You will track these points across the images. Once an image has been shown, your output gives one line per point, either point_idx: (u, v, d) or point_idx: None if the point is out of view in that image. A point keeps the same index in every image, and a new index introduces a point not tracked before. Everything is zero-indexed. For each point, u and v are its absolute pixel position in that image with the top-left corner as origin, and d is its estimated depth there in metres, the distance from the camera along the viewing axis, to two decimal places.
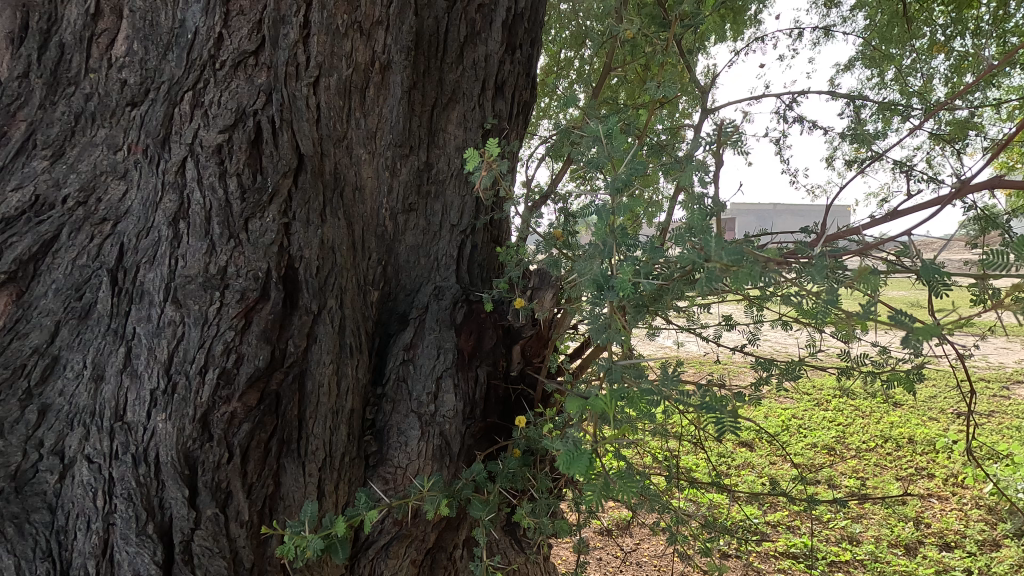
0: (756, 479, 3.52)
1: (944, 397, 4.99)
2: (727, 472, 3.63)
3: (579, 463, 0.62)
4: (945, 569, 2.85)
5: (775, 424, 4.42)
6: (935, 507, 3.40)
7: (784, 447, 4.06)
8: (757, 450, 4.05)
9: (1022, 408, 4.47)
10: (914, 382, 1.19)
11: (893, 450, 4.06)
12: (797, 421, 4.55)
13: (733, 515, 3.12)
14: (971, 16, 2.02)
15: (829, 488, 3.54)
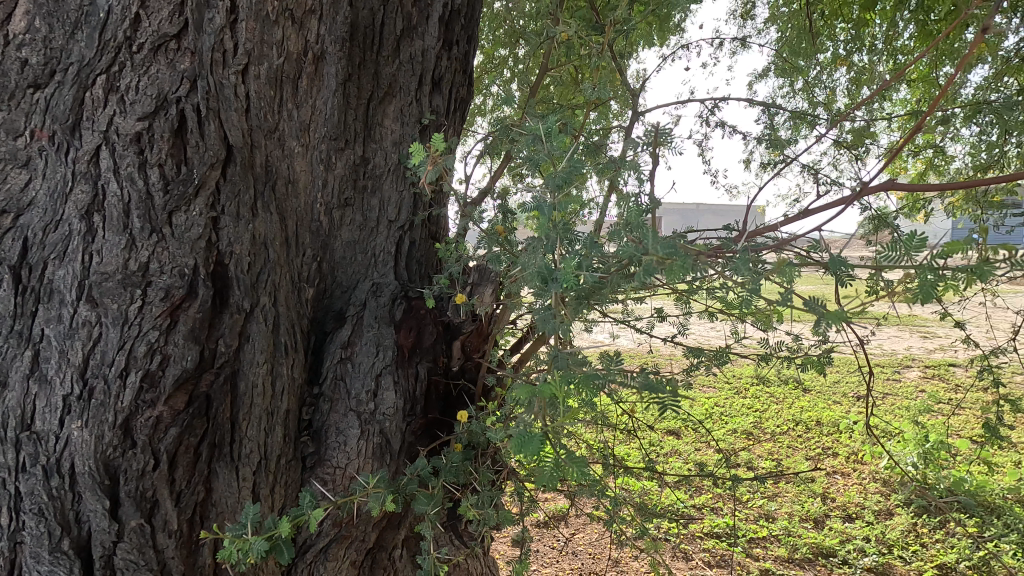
0: (682, 465, 3.72)
1: (846, 381, 5.47)
2: (655, 459, 3.82)
3: (530, 448, 0.65)
4: (848, 538, 3.13)
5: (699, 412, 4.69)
6: (840, 483, 3.73)
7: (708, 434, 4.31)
8: (684, 437, 4.28)
9: (910, 389, 4.99)
10: (825, 366, 1.28)
11: (803, 432, 4.40)
12: (720, 409, 4.83)
13: (663, 501, 3.28)
14: (867, 34, 2.23)
15: (747, 470, 3.79)
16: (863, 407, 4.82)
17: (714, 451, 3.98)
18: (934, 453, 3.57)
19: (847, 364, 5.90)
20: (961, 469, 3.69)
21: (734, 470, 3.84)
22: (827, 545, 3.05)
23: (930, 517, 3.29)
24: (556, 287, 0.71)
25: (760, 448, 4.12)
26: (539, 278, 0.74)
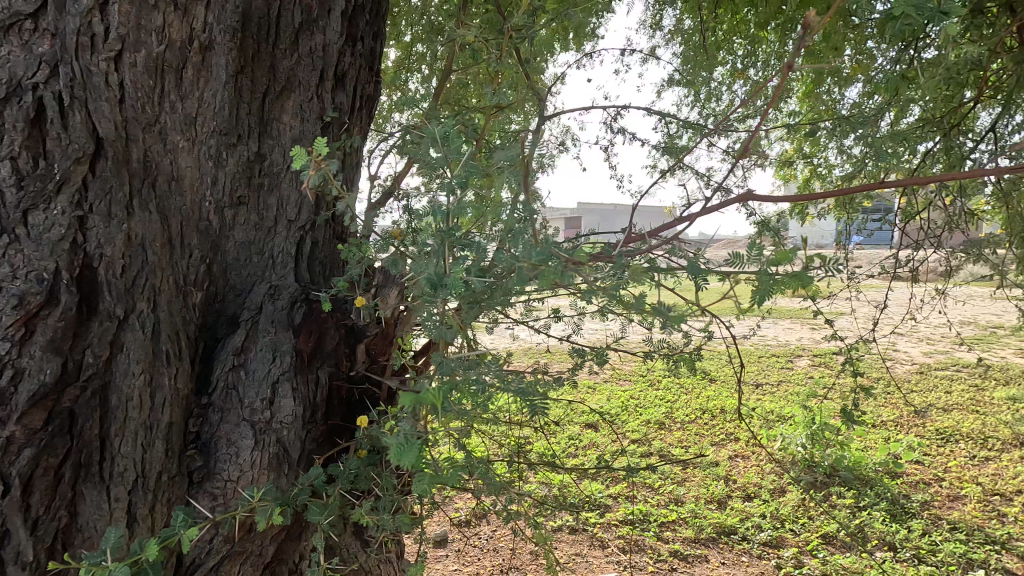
0: (598, 456, 3.88)
1: (747, 371, 5.92)
2: (574, 453, 3.97)
3: (410, 458, 0.65)
4: (747, 516, 3.39)
5: (615, 406, 4.91)
6: (740, 465, 4.03)
7: (623, 426, 4.53)
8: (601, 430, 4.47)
9: (801, 377, 5.48)
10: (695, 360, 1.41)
11: (709, 419, 4.72)
12: (634, 402, 5.07)
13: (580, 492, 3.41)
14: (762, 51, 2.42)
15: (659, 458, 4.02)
16: (761, 394, 5.23)
17: (629, 442, 4.19)
18: (819, 433, 3.94)
19: (747, 354, 6.38)
20: (842, 447, 4.11)
21: (647, 459, 4.04)
22: (729, 524, 3.29)
23: (815, 491, 3.64)
24: (445, 293, 0.72)
25: (671, 437, 4.38)
26: (430, 284, 0.75)
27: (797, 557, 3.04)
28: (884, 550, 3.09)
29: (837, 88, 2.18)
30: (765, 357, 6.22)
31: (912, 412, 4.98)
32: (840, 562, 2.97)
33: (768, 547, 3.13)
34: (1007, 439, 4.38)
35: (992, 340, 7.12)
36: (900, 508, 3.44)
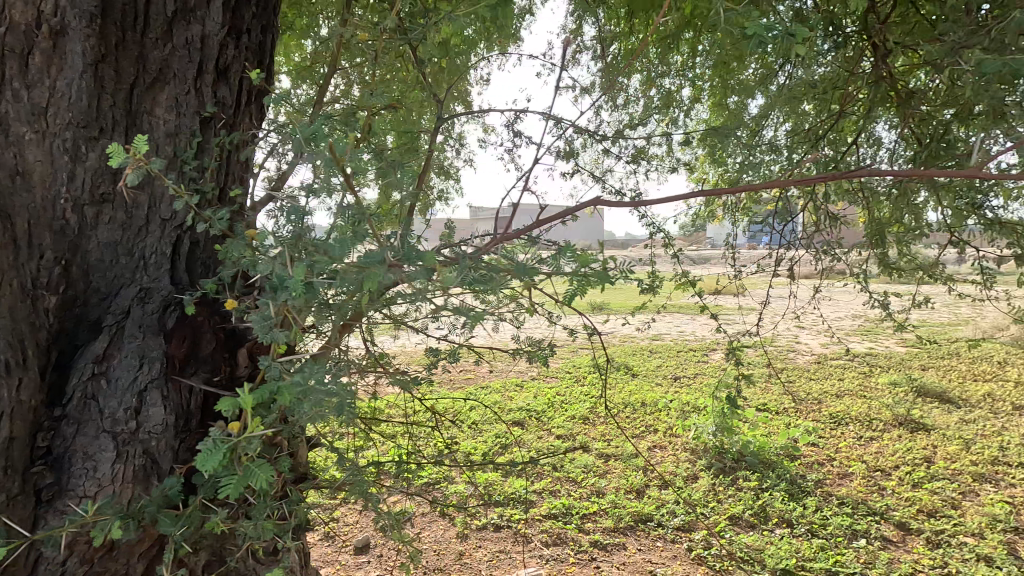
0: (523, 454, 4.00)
1: (667, 365, 6.23)
2: (500, 452, 4.10)
3: (212, 462, 0.70)
4: (662, 503, 3.57)
5: (542, 404, 5.08)
6: (658, 455, 4.24)
7: (550, 423, 4.70)
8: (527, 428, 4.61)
9: (715, 369, 5.83)
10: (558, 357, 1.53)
11: (630, 412, 4.94)
12: (561, 400, 5.24)
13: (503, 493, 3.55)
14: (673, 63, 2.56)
15: (582, 453, 4.16)
16: (679, 387, 5.53)
17: (553, 438, 4.34)
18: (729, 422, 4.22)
19: (669, 351, 6.73)
20: (748, 434, 4.41)
21: (571, 455, 4.18)
22: (645, 511, 3.45)
23: (724, 476, 3.89)
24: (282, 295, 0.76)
25: (595, 431, 4.54)
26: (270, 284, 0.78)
27: (706, 539, 3.23)
28: (782, 527, 3.34)
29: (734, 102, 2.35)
30: (684, 352, 6.60)
31: (810, 399, 5.42)
32: (744, 541, 3.18)
33: (681, 532, 3.30)
34: (890, 420, 4.86)
35: (881, 331, 7.89)
36: (798, 487, 3.74)
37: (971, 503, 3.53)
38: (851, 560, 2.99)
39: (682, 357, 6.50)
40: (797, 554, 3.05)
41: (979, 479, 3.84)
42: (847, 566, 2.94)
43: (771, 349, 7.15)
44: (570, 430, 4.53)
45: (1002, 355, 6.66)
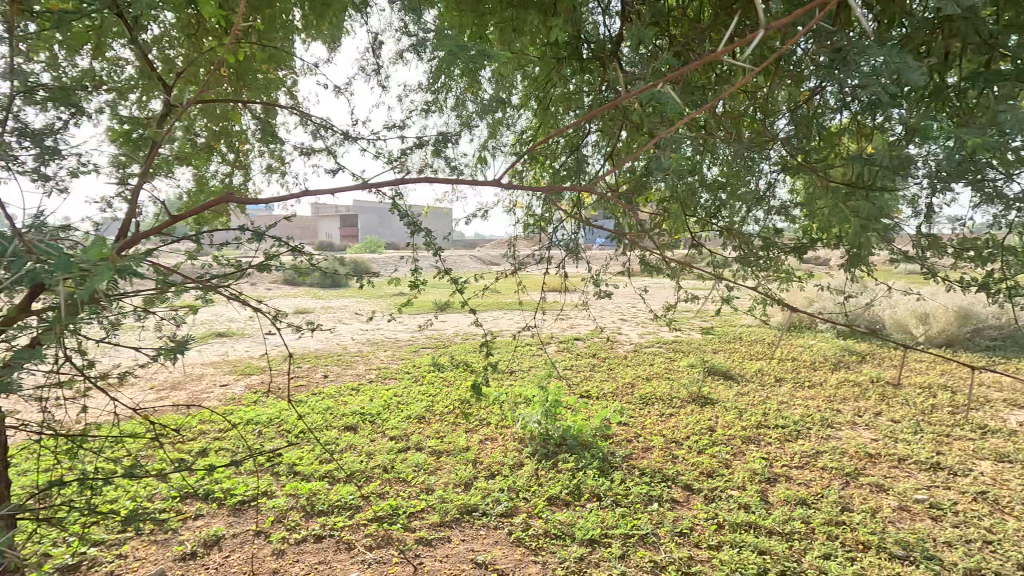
0: (353, 459, 4.04)
1: (503, 360, 6.60)
2: (328, 459, 4.07)
3: None
4: (488, 492, 3.71)
5: (377, 406, 5.06)
6: (489, 446, 4.42)
7: (384, 425, 4.73)
8: (360, 432, 4.57)
9: (545, 362, 6.32)
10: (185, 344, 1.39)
11: (465, 408, 5.13)
12: (398, 402, 5.23)
13: (327, 498, 3.52)
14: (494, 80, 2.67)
15: (415, 452, 4.22)
16: (513, 381, 5.85)
17: (386, 440, 4.38)
18: (551, 410, 4.53)
19: (507, 347, 7.08)
20: (570, 419, 4.75)
21: (403, 454, 4.18)
22: (471, 502, 3.55)
23: (546, 460, 4.18)
24: None
25: (429, 430, 4.64)
26: None
27: (525, 521, 3.42)
28: (593, 501, 3.68)
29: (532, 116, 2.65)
30: (521, 348, 7.01)
31: (625, 383, 6.10)
32: (559, 518, 3.42)
33: (504, 517, 3.46)
34: (686, 397, 5.63)
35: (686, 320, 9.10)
36: (608, 463, 4.14)
37: (739, 462, 4.21)
38: (645, 523, 3.37)
39: (518, 352, 6.94)
40: (602, 524, 3.37)
41: (747, 441, 4.60)
42: (641, 529, 3.31)
43: (596, 341, 7.90)
44: (404, 430, 4.59)
45: (770, 337, 8.09)
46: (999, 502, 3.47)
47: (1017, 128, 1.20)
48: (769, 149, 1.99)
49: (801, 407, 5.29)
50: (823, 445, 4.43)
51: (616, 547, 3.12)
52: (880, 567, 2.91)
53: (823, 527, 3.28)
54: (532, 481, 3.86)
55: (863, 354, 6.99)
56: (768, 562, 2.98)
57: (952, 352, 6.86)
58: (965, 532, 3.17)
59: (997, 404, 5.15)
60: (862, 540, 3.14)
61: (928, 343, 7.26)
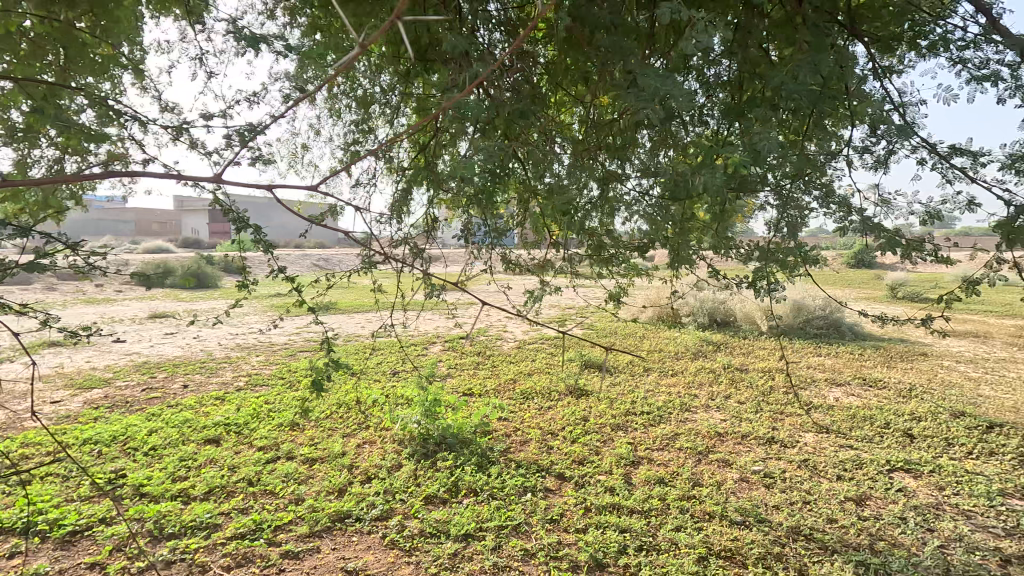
0: (215, 474, 3.73)
1: (385, 362, 6.46)
2: (183, 477, 3.71)
3: None
4: (363, 497, 3.55)
5: (245, 415, 4.72)
6: (366, 451, 4.24)
7: (251, 435, 4.41)
8: (224, 444, 4.24)
9: (429, 362, 6.28)
10: None
11: (343, 412, 4.95)
12: (269, 409, 4.90)
13: (181, 519, 3.21)
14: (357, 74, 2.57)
15: (285, 462, 3.98)
16: (395, 383, 5.72)
17: (253, 451, 4.10)
18: (432, 409, 4.39)
19: (391, 347, 6.93)
20: (450, 417, 4.61)
21: (272, 465, 3.91)
22: (344, 509, 3.38)
23: (424, 459, 4.07)
24: None
25: (302, 437, 4.42)
26: None
27: (400, 523, 3.30)
28: (470, 496, 3.62)
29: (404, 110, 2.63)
30: (405, 348, 6.89)
31: (507, 379, 6.22)
32: (434, 517, 3.33)
33: (378, 521, 3.32)
34: (564, 390, 5.85)
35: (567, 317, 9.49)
36: (486, 459, 4.10)
37: (608, 448, 4.38)
38: (518, 513, 3.38)
39: (402, 352, 6.83)
40: (477, 518, 3.33)
41: (616, 428, 4.84)
42: (515, 519, 3.33)
43: (482, 339, 7.98)
44: (274, 439, 4.31)
45: (642, 331, 8.68)
46: (816, 466, 3.97)
47: (768, 151, 1.44)
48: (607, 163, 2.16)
49: (664, 395, 5.72)
50: (680, 428, 4.79)
51: (489, 539, 3.11)
52: (720, 532, 3.17)
53: (677, 502, 3.50)
54: (409, 480, 3.77)
55: (719, 344, 7.73)
56: (627, 538, 3.11)
57: (789, 340, 7.81)
58: (789, 495, 3.56)
59: (820, 384, 5.95)
60: (708, 511, 3.38)
61: (771, 333, 8.20)
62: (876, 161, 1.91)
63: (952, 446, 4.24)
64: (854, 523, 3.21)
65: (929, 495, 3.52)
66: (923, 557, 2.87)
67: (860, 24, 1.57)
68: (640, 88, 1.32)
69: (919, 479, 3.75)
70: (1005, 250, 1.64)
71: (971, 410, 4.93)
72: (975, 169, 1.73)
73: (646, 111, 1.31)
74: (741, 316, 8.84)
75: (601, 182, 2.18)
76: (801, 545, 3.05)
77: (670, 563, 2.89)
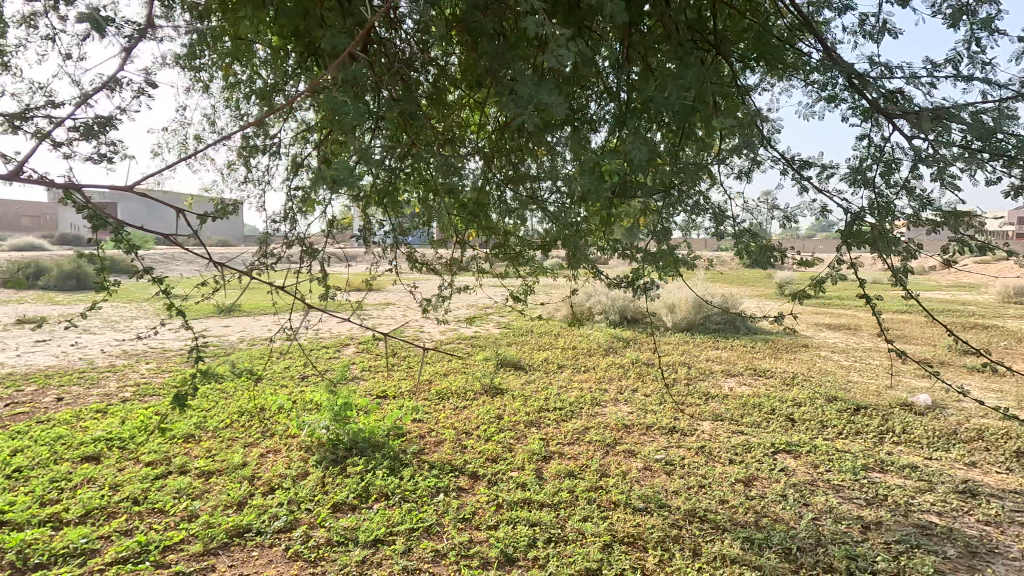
0: (92, 495, 3.37)
1: (293, 366, 6.14)
2: (53, 501, 3.32)
3: None
4: (265, 509, 3.34)
5: (130, 428, 4.30)
6: (269, 460, 4.00)
7: (137, 450, 4.03)
8: (104, 461, 3.85)
9: (340, 365, 6.05)
10: None
11: (245, 420, 4.65)
12: (159, 421, 4.51)
13: (49, 548, 2.86)
14: (251, 62, 2.44)
15: (176, 477, 3.67)
16: (303, 387, 5.47)
17: (139, 467, 3.75)
18: (341, 413, 4.19)
19: (299, 350, 6.61)
20: (361, 420, 4.42)
21: (162, 481, 3.60)
22: (243, 522, 3.16)
23: (333, 466, 3.88)
24: None
25: (197, 449, 4.11)
26: None
27: (305, 533, 3.14)
28: (380, 501, 3.50)
29: (304, 106, 2.52)
30: (315, 351, 6.60)
31: (423, 380, 6.13)
32: (341, 524, 3.19)
33: (282, 533, 3.14)
34: (479, 389, 5.85)
35: (484, 318, 9.52)
36: (399, 462, 3.97)
37: (521, 445, 4.40)
38: (430, 515, 3.32)
39: (312, 355, 6.54)
40: (388, 523, 3.23)
41: (529, 425, 4.88)
42: (426, 520, 3.26)
43: (397, 340, 7.81)
44: (165, 453, 3.97)
45: (558, 329, 8.88)
46: (711, 452, 4.26)
47: (639, 157, 1.57)
48: (502, 168, 2.22)
49: (576, 390, 5.89)
50: (590, 422, 4.95)
51: (400, 543, 3.03)
52: (624, 520, 3.31)
53: (585, 493, 3.61)
54: (316, 488, 3.59)
55: (628, 340, 8.08)
56: (537, 532, 3.16)
57: (691, 335, 8.32)
58: (687, 480, 3.78)
59: (717, 375, 6.39)
60: (613, 500, 3.51)
61: (675, 328, 8.70)
62: (741, 170, 2.12)
63: (825, 428, 4.71)
64: (742, 503, 3.47)
65: (805, 473, 3.89)
66: (799, 529, 3.17)
67: (723, 45, 1.74)
68: (518, 93, 1.40)
69: (798, 459, 4.14)
70: (844, 252, 1.87)
71: (842, 395, 5.51)
72: (821, 180, 1.96)
73: (523, 115, 1.39)
74: (648, 314, 9.30)
75: (500, 183, 2.23)
76: (696, 527, 3.25)
77: (577, 552, 2.97)
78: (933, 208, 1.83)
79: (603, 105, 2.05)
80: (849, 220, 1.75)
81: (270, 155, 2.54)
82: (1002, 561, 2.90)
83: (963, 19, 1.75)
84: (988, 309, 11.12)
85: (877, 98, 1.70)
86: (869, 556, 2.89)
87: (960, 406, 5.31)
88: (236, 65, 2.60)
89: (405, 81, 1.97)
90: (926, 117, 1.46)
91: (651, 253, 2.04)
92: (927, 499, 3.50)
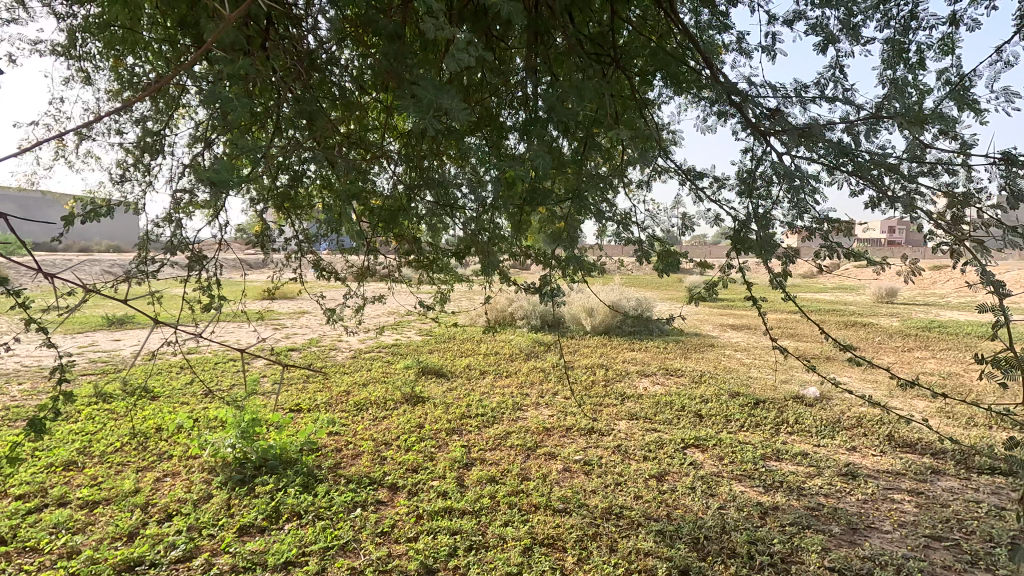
0: None
1: (194, 381, 5.68)
2: None
3: None
4: (160, 539, 3.04)
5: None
6: (166, 486, 3.66)
7: (6, 482, 3.56)
8: None
9: (249, 378, 5.69)
10: None
11: (138, 442, 4.23)
12: (33, 448, 4.01)
13: None
14: (139, 54, 2.23)
15: (53, 511, 3.27)
16: (207, 403, 5.08)
17: (7, 503, 3.30)
18: (248, 430, 3.91)
19: (203, 363, 6.14)
20: (270, 436, 4.17)
21: (35, 516, 3.20)
22: (134, 555, 2.87)
23: (239, 487, 3.61)
24: None
25: (80, 477, 3.69)
26: None
27: (207, 561, 2.89)
28: (292, 520, 3.31)
29: (197, 102, 2.35)
30: (220, 364, 6.17)
31: (339, 391, 5.89)
32: (248, 548, 2.98)
33: (179, 564, 2.87)
34: (400, 397, 5.70)
35: (405, 327, 9.33)
36: (313, 478, 3.77)
37: (442, 453, 4.33)
38: (346, 531, 3.18)
39: (216, 367, 6.10)
40: (299, 543, 3.06)
41: (450, 433, 4.81)
42: (341, 538, 3.12)
43: (312, 350, 7.47)
44: (39, 485, 3.53)
45: (480, 334, 8.89)
46: (626, 451, 4.41)
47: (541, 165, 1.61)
48: (410, 174, 2.20)
49: (498, 395, 5.90)
50: (512, 426, 4.96)
51: (313, 564, 2.87)
52: (544, 522, 3.34)
53: (506, 498, 3.61)
54: (220, 513, 3.32)
55: (549, 344, 8.23)
56: (457, 540, 3.12)
57: (609, 338, 8.61)
58: (605, 479, 3.89)
59: (634, 376, 6.65)
60: (534, 503, 3.55)
61: (594, 331, 8.98)
62: (644, 179, 2.23)
63: (729, 422, 5.04)
64: (655, 497, 3.62)
65: (712, 466, 4.13)
66: (707, 519, 3.35)
67: (622, 61, 1.85)
68: (419, 98, 1.41)
69: (705, 453, 4.39)
70: (734, 256, 2.02)
71: (743, 390, 5.91)
72: (713, 189, 2.11)
73: (423, 121, 1.41)
74: (568, 318, 9.52)
75: (410, 189, 2.19)
76: (613, 523, 3.34)
77: (498, 558, 2.97)
78: (808, 217, 2.02)
79: (513, 113, 2.12)
80: (738, 226, 1.89)
81: (160, 155, 2.36)
82: (877, 535, 3.23)
83: (828, 47, 1.95)
84: (866, 308, 12.43)
85: (760, 116, 1.86)
86: (767, 539, 3.11)
87: (843, 396, 5.86)
88: (126, 56, 2.38)
89: (309, 82, 1.92)
90: (797, 133, 1.62)
91: (559, 260, 2.11)
92: (816, 483, 3.83)
